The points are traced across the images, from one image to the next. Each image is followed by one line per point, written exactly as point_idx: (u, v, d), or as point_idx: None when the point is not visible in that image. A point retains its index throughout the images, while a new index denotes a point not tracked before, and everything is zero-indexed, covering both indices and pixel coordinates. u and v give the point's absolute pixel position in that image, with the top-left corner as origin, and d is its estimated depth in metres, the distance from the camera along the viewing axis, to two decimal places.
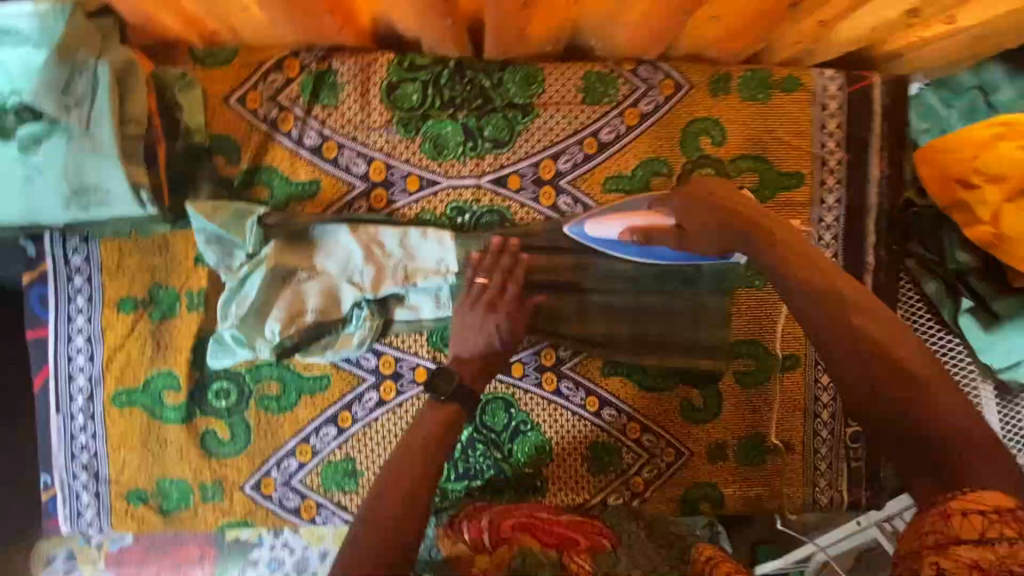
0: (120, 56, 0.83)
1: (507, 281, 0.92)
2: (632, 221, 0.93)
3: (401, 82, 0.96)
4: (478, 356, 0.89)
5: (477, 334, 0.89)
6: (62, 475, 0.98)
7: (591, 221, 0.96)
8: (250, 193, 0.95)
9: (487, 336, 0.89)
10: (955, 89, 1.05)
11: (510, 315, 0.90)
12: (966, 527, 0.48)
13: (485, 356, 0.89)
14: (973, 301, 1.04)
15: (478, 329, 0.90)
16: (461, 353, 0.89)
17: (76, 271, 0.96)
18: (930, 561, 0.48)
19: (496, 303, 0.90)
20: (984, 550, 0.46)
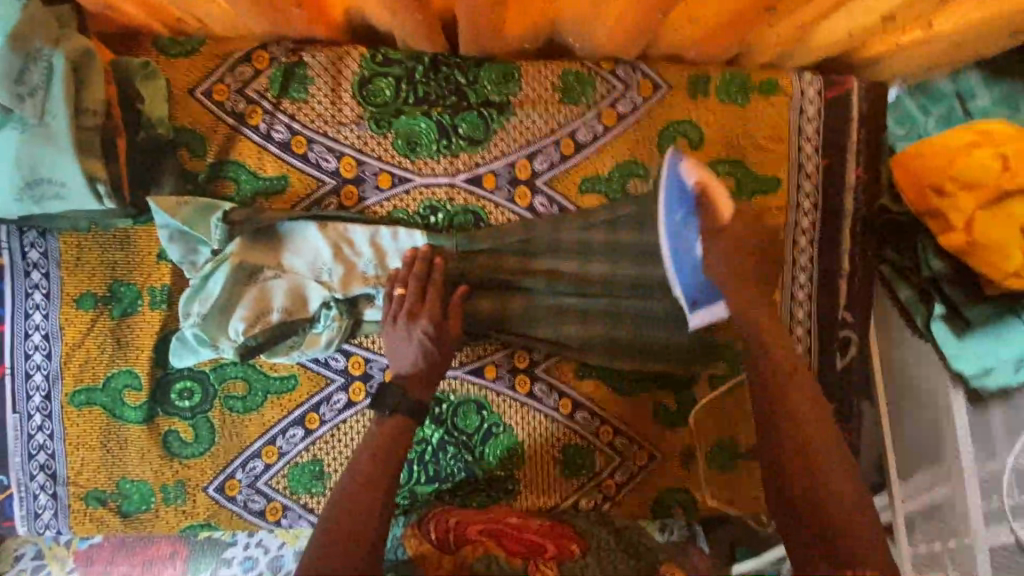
0: (77, 44, 0.80)
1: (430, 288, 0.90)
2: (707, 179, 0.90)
3: (373, 77, 0.94)
4: (418, 367, 0.86)
5: (406, 345, 0.87)
6: (18, 475, 0.95)
7: (687, 162, 0.91)
8: (216, 188, 0.93)
9: (419, 345, 0.87)
10: (933, 95, 1.07)
11: (433, 319, 0.88)
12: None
13: (421, 364, 0.86)
14: (945, 308, 1.04)
15: (405, 342, 0.87)
16: (399, 370, 0.87)
17: (34, 265, 0.92)
18: None
19: (416, 311, 0.88)
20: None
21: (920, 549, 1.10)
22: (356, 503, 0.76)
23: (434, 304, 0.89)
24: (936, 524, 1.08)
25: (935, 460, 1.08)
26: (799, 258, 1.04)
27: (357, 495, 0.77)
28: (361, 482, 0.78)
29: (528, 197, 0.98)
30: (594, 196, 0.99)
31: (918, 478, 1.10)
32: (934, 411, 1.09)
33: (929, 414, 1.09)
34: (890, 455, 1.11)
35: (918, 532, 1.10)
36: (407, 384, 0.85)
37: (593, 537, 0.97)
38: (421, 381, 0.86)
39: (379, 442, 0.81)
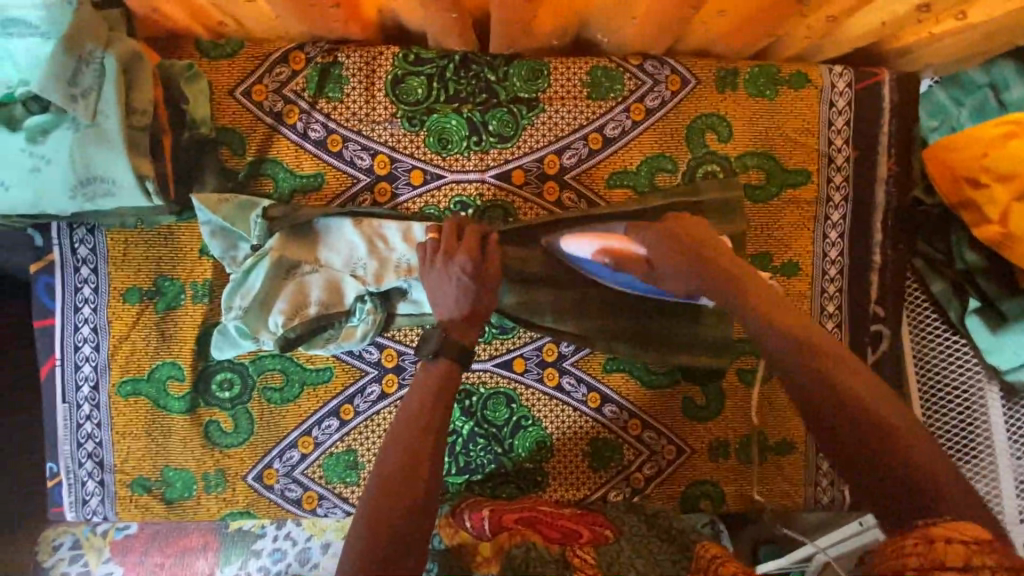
0: (128, 48, 0.84)
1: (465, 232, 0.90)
2: (607, 243, 0.91)
3: (406, 76, 0.96)
4: (461, 307, 0.84)
5: (447, 286, 0.85)
6: (68, 463, 1.00)
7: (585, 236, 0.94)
8: (255, 185, 0.96)
9: (456, 285, 0.85)
10: (966, 87, 1.05)
11: (471, 255, 0.86)
12: (951, 555, 0.49)
13: (464, 306, 0.85)
14: (980, 302, 1.04)
15: (448, 282, 0.85)
16: (444, 314, 0.84)
17: (83, 260, 0.96)
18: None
19: (454, 250, 0.87)
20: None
21: None
22: (392, 486, 0.70)
23: (471, 242, 0.88)
24: None
25: (971, 455, 1.06)
26: (830, 251, 1.04)
27: (394, 479, 0.71)
28: (395, 465, 0.72)
29: (557, 193, 1.00)
30: (622, 190, 1.00)
31: None
32: (970, 406, 1.06)
33: (965, 409, 1.07)
34: None
35: None
36: (447, 327, 0.83)
37: (625, 524, 1.01)
38: (465, 323, 0.84)
39: (420, 424, 0.76)
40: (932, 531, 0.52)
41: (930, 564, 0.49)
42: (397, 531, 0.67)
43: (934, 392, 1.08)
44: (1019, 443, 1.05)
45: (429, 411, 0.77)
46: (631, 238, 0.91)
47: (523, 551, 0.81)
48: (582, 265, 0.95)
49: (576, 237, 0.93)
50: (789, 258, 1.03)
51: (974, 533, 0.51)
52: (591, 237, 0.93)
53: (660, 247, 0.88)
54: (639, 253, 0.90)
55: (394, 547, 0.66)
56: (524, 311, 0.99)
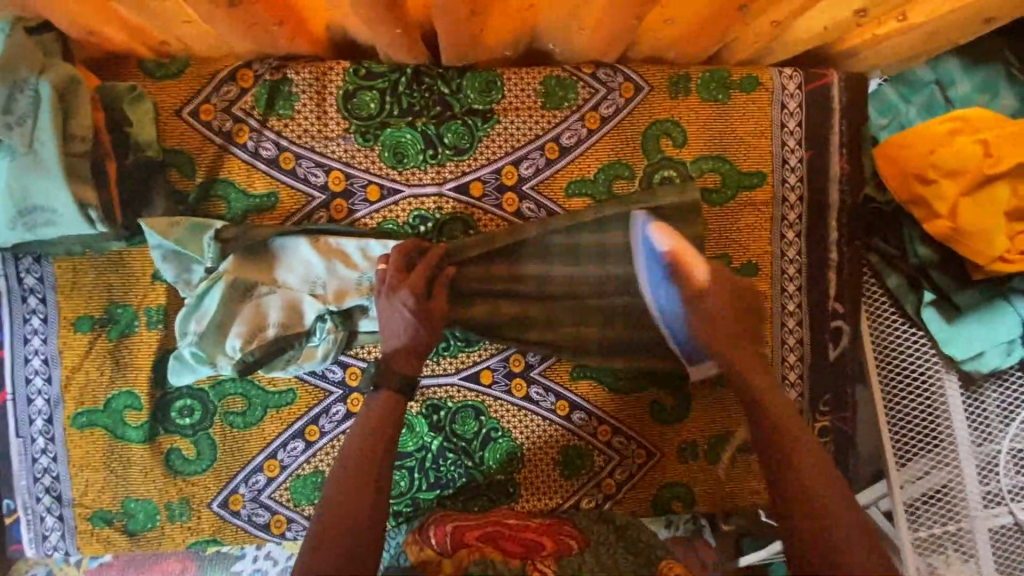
0: (64, 72, 0.81)
1: (418, 265, 0.90)
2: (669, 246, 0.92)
3: (358, 91, 0.95)
4: (405, 341, 0.86)
5: (393, 318, 0.86)
6: (24, 499, 0.97)
7: (657, 226, 0.94)
8: (207, 207, 0.94)
9: (401, 318, 0.86)
10: (913, 84, 1.08)
11: (414, 291, 0.87)
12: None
13: (406, 338, 0.86)
14: (934, 294, 1.07)
15: (387, 316, 0.87)
16: (387, 347, 0.86)
17: (30, 290, 0.93)
18: None
19: (400, 283, 0.88)
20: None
21: (922, 535, 1.08)
22: (345, 500, 0.76)
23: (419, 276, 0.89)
24: (936, 510, 1.07)
25: (933, 444, 1.08)
26: (788, 251, 1.05)
27: (345, 493, 0.77)
28: (346, 481, 0.78)
29: (516, 203, 1.00)
30: (581, 199, 1.01)
31: (917, 462, 1.08)
32: (929, 396, 1.09)
33: (925, 399, 1.09)
34: (890, 439, 1.08)
35: (920, 517, 1.08)
36: (390, 358, 0.86)
37: (593, 532, 0.97)
38: (404, 353, 0.86)
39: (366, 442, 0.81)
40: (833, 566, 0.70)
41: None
42: (347, 551, 0.72)
43: (895, 383, 1.09)
44: (978, 429, 1.07)
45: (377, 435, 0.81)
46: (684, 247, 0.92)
47: (481, 567, 0.77)
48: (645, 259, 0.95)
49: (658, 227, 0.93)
50: (748, 259, 1.04)
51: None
52: (669, 233, 0.93)
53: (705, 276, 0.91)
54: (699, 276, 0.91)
55: (344, 565, 0.71)
56: (487, 324, 0.98)
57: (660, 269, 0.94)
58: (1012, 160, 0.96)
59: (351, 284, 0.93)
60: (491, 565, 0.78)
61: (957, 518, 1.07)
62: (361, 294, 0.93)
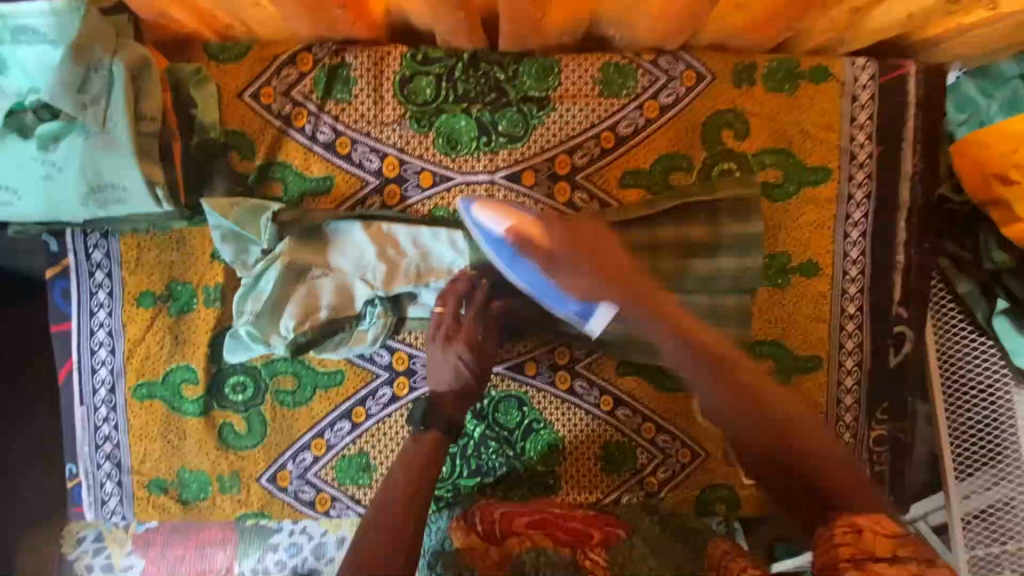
0: (135, 54, 0.83)
1: (469, 312, 0.94)
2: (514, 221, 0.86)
3: (414, 76, 0.95)
4: (454, 386, 0.93)
5: (444, 367, 0.93)
6: (86, 464, 1.01)
7: (488, 205, 0.89)
8: (264, 189, 0.95)
9: (453, 366, 0.93)
10: (995, 79, 1.00)
11: (468, 343, 0.93)
12: (879, 545, 0.67)
13: (453, 381, 0.93)
14: (1008, 302, 1.00)
15: (447, 366, 0.93)
16: (439, 388, 0.93)
17: (97, 266, 0.97)
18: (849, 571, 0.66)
19: (455, 334, 0.93)
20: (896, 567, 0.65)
21: (978, 552, 1.04)
22: (389, 511, 0.82)
23: (473, 329, 0.93)
24: (994, 527, 1.03)
25: (994, 459, 1.03)
26: (851, 251, 1.01)
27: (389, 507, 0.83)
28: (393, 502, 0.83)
29: (568, 193, 0.98)
30: (635, 190, 0.98)
31: (979, 476, 1.04)
32: (995, 408, 1.03)
33: (990, 411, 1.03)
34: (948, 452, 1.04)
35: (975, 534, 1.04)
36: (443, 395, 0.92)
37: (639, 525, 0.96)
38: (455, 396, 0.92)
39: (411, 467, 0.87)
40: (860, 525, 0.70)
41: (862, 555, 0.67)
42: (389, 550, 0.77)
43: (958, 395, 1.04)
44: None
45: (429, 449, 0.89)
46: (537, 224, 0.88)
47: (533, 556, 0.79)
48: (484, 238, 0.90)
49: (482, 208, 0.89)
50: (809, 258, 1.00)
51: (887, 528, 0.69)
52: (504, 213, 0.87)
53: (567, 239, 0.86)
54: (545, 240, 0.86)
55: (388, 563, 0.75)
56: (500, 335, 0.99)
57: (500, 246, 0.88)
58: None
59: (436, 267, 0.95)
60: (543, 552, 0.80)
61: (1015, 536, 1.03)
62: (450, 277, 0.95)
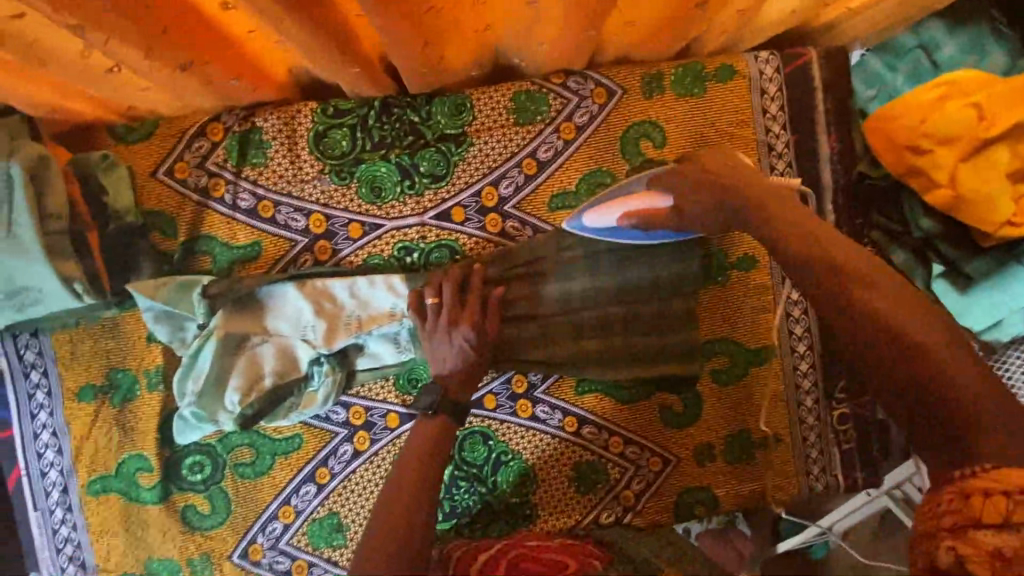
0: (32, 152, 0.83)
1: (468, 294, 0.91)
2: (628, 206, 0.90)
3: (328, 130, 0.95)
4: (459, 365, 0.87)
5: (447, 346, 0.88)
6: (50, 569, 0.98)
7: (591, 208, 0.93)
8: (193, 264, 0.94)
9: (459, 349, 0.88)
10: (897, 51, 1.03)
11: (473, 324, 0.88)
12: (988, 511, 0.53)
13: (453, 359, 0.88)
14: (943, 266, 1.03)
15: (446, 345, 0.88)
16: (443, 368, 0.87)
17: (31, 365, 0.95)
18: (947, 545, 0.54)
19: (458, 316, 0.89)
20: (1007, 538, 0.51)
21: None
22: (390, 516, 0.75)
23: (474, 305, 0.90)
24: None
25: None
26: None
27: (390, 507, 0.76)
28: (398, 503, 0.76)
29: (499, 224, 0.98)
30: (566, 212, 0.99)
31: None
32: None
33: None
34: None
35: None
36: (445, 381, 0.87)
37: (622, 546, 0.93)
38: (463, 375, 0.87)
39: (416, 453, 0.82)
40: (969, 484, 0.55)
41: (964, 522, 0.54)
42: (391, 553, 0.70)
43: None
44: None
45: (440, 437, 0.84)
46: (654, 194, 0.90)
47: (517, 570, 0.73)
48: (594, 237, 0.95)
49: (591, 212, 0.92)
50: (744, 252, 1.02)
51: (1020, 482, 0.53)
52: (610, 205, 0.91)
53: (692, 193, 0.86)
54: (665, 206, 0.89)
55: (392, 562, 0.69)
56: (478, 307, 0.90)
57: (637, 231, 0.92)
58: (1009, 119, 0.92)
59: (376, 315, 0.94)
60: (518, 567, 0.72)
61: None
62: (393, 321, 0.93)
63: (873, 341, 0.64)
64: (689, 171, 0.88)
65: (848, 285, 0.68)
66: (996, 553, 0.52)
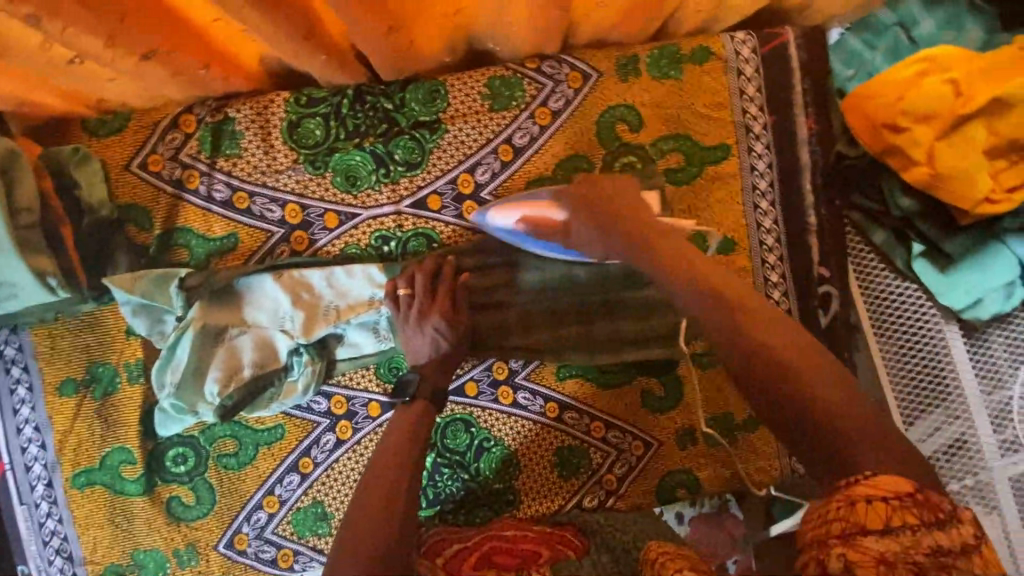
0: (1, 147, 0.83)
1: (441, 284, 0.91)
2: (525, 210, 0.91)
3: (302, 120, 0.94)
4: (433, 356, 0.89)
5: (421, 339, 0.89)
6: (37, 562, 0.99)
7: (501, 205, 0.93)
8: (170, 256, 0.94)
9: (431, 339, 0.89)
10: (876, 29, 1.02)
11: (443, 314, 0.89)
12: (873, 517, 0.46)
13: (428, 350, 0.89)
14: (924, 245, 1.02)
15: (419, 337, 0.89)
16: (418, 359, 0.90)
17: (12, 361, 0.96)
18: (837, 553, 0.46)
19: (428, 308, 0.89)
20: (890, 542, 0.45)
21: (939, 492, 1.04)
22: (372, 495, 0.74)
23: (445, 297, 0.90)
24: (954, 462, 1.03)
25: (941, 397, 1.04)
26: (764, 221, 1.01)
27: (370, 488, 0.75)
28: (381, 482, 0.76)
29: (476, 211, 0.98)
30: None
31: (928, 418, 1.05)
32: (931, 347, 1.05)
33: (927, 350, 1.05)
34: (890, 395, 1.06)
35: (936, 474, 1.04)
36: (424, 371, 0.88)
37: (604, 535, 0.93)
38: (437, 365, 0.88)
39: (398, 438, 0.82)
40: (858, 492, 0.48)
41: (851, 527, 0.46)
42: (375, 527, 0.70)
43: (892, 338, 1.06)
44: (987, 378, 1.03)
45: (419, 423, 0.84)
46: (551, 204, 0.90)
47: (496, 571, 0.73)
48: (512, 239, 0.93)
49: (499, 208, 0.92)
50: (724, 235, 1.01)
51: (898, 489, 0.48)
52: (512, 206, 0.92)
53: (579, 217, 0.86)
54: (558, 218, 0.89)
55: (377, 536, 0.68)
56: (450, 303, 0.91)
57: (529, 238, 0.92)
58: (987, 93, 0.91)
59: (354, 304, 0.93)
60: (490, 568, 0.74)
61: (980, 470, 1.02)
62: (370, 310, 0.93)
63: (769, 367, 0.60)
64: (582, 200, 0.86)
65: (738, 313, 0.64)
66: (883, 562, 0.45)
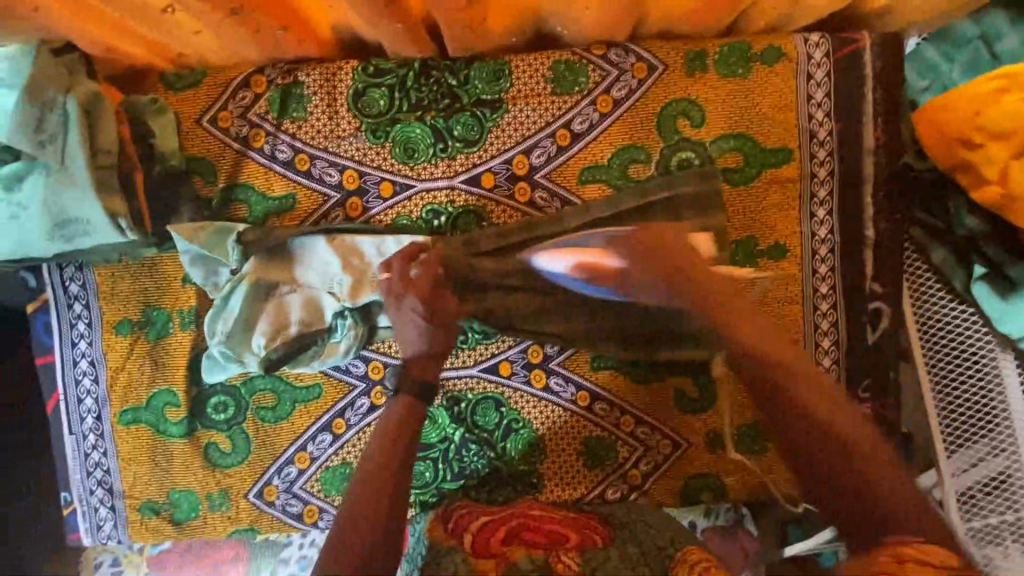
0: (88, 90, 0.88)
1: (417, 269, 0.89)
2: (581, 257, 0.90)
3: (367, 88, 0.96)
4: (419, 347, 0.87)
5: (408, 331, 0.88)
6: (80, 491, 1.04)
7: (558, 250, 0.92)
8: (230, 211, 0.97)
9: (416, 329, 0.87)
10: (956, 41, 0.99)
11: (420, 296, 0.87)
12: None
13: (417, 342, 0.88)
14: (986, 267, 0.98)
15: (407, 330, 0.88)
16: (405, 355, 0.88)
17: (75, 297, 1.01)
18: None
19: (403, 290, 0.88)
20: None
21: (975, 524, 0.99)
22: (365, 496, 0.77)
23: (422, 280, 0.88)
24: (992, 498, 0.99)
25: (986, 430, 0.99)
26: (819, 230, 0.99)
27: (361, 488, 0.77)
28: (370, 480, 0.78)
29: (528, 193, 0.98)
30: (597, 185, 0.98)
31: (972, 448, 1.00)
32: (983, 375, 1.00)
33: (979, 378, 1.00)
34: (935, 423, 1.01)
35: (975, 507, 0.99)
36: (410, 364, 0.87)
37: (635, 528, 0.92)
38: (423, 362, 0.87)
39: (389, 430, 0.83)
40: (902, 551, 0.62)
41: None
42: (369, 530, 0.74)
43: (942, 362, 1.02)
44: None
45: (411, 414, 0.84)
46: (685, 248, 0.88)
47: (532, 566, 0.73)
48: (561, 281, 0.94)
49: (549, 252, 0.92)
50: (776, 241, 0.99)
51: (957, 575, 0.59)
52: (567, 251, 0.91)
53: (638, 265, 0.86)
54: (613, 266, 0.88)
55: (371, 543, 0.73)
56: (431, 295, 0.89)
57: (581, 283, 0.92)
58: None
59: None
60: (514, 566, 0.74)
61: (1018, 507, 0.98)
62: None
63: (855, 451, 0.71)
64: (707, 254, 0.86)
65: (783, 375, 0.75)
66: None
